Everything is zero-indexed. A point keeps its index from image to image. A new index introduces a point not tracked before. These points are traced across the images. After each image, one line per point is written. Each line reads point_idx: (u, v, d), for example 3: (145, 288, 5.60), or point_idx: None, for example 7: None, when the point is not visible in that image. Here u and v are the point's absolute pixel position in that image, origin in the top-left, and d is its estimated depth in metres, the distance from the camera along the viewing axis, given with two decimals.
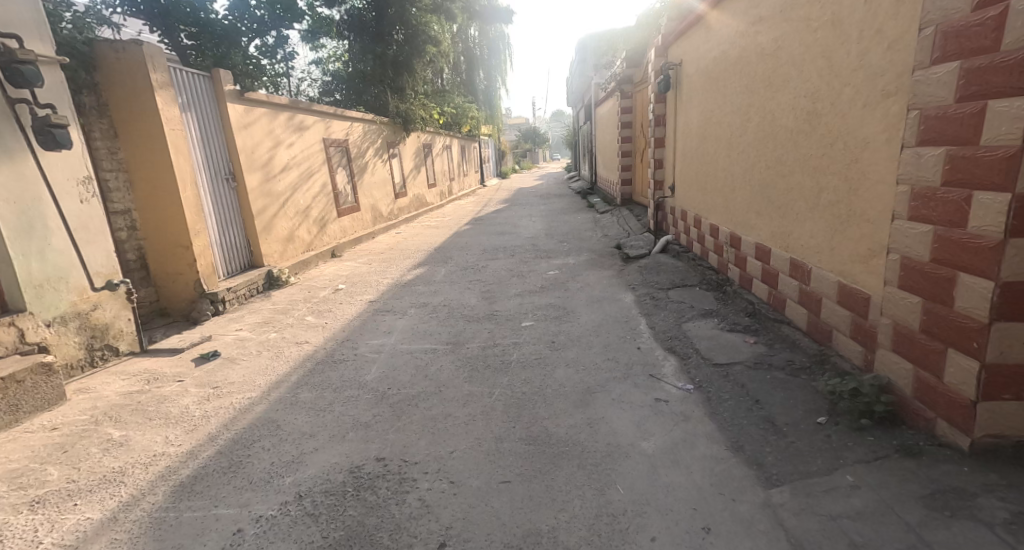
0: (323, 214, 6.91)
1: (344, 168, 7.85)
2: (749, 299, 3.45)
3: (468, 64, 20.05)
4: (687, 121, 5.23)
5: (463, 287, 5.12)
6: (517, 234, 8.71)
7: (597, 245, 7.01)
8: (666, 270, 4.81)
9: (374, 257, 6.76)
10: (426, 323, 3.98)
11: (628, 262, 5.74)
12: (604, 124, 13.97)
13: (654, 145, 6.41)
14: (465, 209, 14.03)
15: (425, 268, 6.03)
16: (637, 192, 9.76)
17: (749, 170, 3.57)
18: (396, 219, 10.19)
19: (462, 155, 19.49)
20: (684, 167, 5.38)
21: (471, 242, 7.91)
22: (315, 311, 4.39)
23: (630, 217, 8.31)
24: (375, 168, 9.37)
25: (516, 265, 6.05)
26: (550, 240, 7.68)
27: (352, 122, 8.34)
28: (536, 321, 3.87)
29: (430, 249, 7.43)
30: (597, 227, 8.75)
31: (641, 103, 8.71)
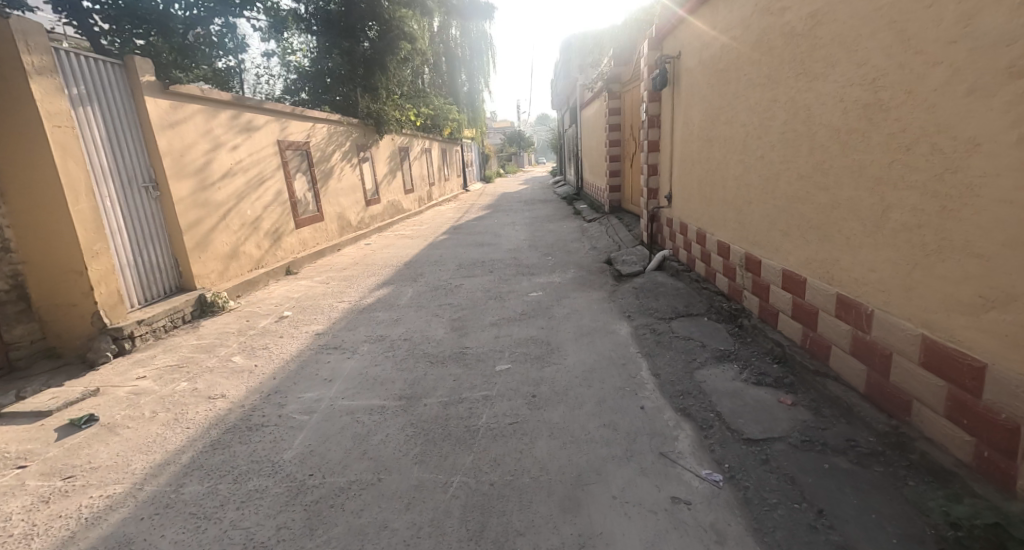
0: (277, 226, 6.15)
1: (303, 173, 7.09)
2: (774, 339, 2.80)
3: (448, 65, 19.43)
4: (687, 122, 4.57)
5: (430, 313, 4.41)
6: (497, 245, 8.03)
7: (583, 259, 6.34)
8: (666, 294, 4.15)
9: (335, 274, 6.01)
10: (378, 365, 3.27)
11: (620, 282, 5.07)
12: (590, 126, 13.40)
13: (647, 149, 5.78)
14: (444, 216, 13.31)
15: (390, 288, 5.31)
16: (626, 199, 9.15)
17: (772, 180, 2.90)
18: (367, 228, 9.44)
19: (442, 159, 18.79)
20: (684, 174, 4.73)
21: (447, 255, 7.20)
22: (248, 347, 3.65)
23: (620, 228, 7.67)
24: (342, 173, 8.61)
25: (494, 284, 5.36)
26: (533, 253, 7.00)
27: (314, 123, 7.59)
28: (513, 363, 3.18)
29: (400, 263, 6.70)
30: (584, 238, 8.09)
31: (631, 103, 8.10)
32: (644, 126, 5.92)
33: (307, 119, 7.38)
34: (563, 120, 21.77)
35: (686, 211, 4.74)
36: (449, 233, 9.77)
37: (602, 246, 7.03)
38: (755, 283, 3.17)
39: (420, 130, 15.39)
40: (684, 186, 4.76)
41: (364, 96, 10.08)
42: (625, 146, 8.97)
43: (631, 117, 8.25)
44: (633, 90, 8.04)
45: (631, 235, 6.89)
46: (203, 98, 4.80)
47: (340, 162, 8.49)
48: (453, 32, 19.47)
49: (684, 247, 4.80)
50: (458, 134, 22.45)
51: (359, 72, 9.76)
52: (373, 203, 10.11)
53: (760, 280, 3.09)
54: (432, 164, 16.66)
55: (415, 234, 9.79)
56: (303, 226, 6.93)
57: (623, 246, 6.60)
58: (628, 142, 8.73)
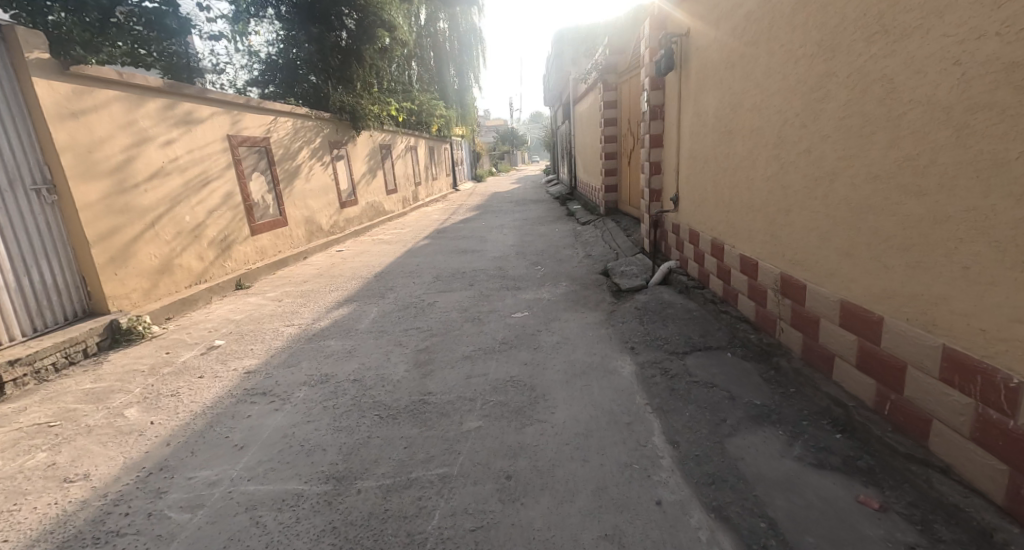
0: (226, 233, 5.43)
1: (261, 173, 6.34)
2: (828, 392, 2.11)
3: (436, 60, 18.85)
4: (699, 112, 3.86)
5: (391, 341, 3.69)
6: (481, 252, 7.34)
7: (576, 270, 5.63)
8: (676, 319, 3.45)
9: (292, 289, 5.27)
10: (313, 421, 2.55)
11: (619, 300, 4.37)
12: (584, 122, 12.76)
13: (649, 145, 5.08)
14: (429, 218, 12.57)
15: (352, 306, 4.61)
16: (624, 200, 8.49)
17: (821, 181, 2.21)
18: (341, 233, 8.74)
19: (429, 157, 18.06)
20: (694, 173, 4.04)
21: (424, 264, 6.47)
22: (155, 392, 2.91)
23: (617, 232, 6.96)
24: (310, 173, 7.86)
25: (472, 301, 4.67)
26: (520, 262, 6.29)
27: (274, 117, 6.84)
28: (485, 419, 2.48)
29: (370, 275, 5.95)
30: (576, 243, 7.39)
31: (628, 96, 7.43)
32: (645, 119, 5.22)
33: (267, 113, 6.64)
34: (556, 117, 21.09)
35: (697, 218, 4.04)
36: (431, 237, 9.04)
37: (596, 254, 6.33)
38: (794, 311, 2.48)
39: (404, 127, 14.66)
40: (695, 188, 4.05)
41: (339, 89, 9.37)
42: (622, 142, 8.28)
43: (629, 111, 7.56)
44: (630, 81, 7.34)
45: (629, 242, 6.19)
46: (121, 84, 4.05)
47: (307, 160, 7.75)
48: (440, 25, 18.78)
49: (694, 259, 4.11)
50: (446, 131, 21.81)
51: (333, 63, 9.07)
52: (348, 206, 9.37)
53: (802, 309, 2.40)
54: (417, 163, 15.93)
55: (393, 239, 9.05)
56: (261, 233, 6.19)
57: (620, 254, 5.90)
58: (625, 138, 8.03)
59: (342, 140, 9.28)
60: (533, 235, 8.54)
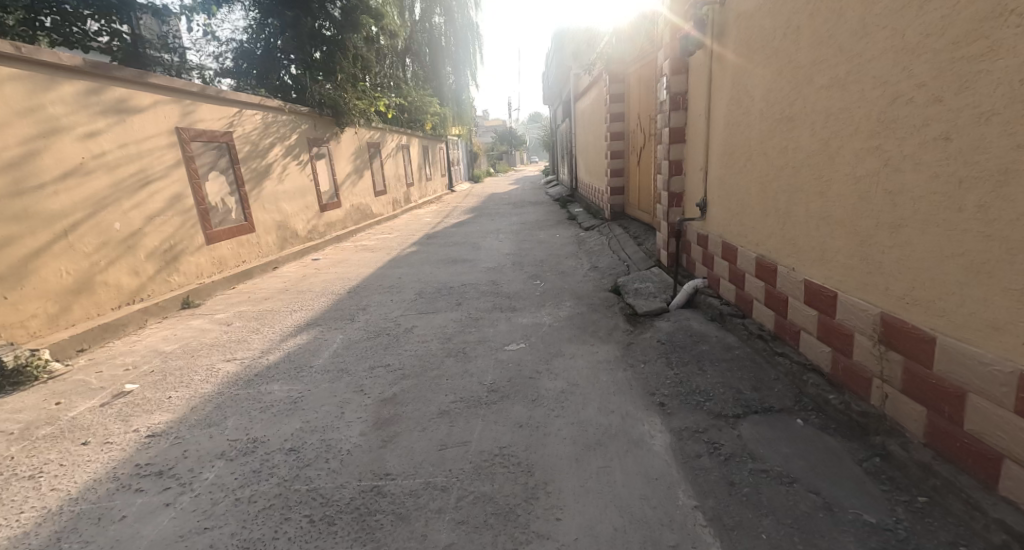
0: (173, 242, 4.67)
1: (221, 173, 5.57)
2: (1003, 522, 1.41)
3: (431, 55, 18.18)
4: (740, 97, 3.10)
5: (352, 387, 2.92)
6: (473, 261, 6.61)
7: (580, 286, 4.85)
8: (717, 362, 2.69)
9: (248, 309, 4.49)
10: (215, 526, 1.78)
11: (637, 328, 3.60)
12: (586, 119, 12.04)
13: (669, 140, 4.33)
14: (419, 222, 11.80)
15: (314, 332, 3.86)
16: (631, 203, 7.76)
17: (980, 182, 1.49)
18: (321, 238, 8.01)
19: (423, 157, 17.31)
20: (733, 174, 3.28)
21: (406, 277, 5.69)
22: (11, 470, 2.12)
23: (627, 241, 6.20)
24: (283, 173, 7.09)
25: (458, 326, 3.91)
26: (516, 276, 5.52)
27: (239, 109, 6.09)
28: (459, 532, 1.71)
29: (342, 291, 5.18)
30: (578, 253, 6.62)
31: (639, 87, 6.68)
32: (663, 110, 4.48)
33: (230, 104, 5.89)
34: (556, 116, 20.40)
35: (735, 229, 3.28)
36: (420, 244, 8.28)
37: (603, 266, 5.56)
38: (906, 374, 1.75)
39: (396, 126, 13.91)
40: (734, 190, 3.29)
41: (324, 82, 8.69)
42: (630, 139, 7.53)
43: (639, 105, 6.81)
44: (641, 69, 6.59)
45: (642, 252, 5.42)
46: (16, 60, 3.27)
47: (279, 159, 6.99)
48: (435, 19, 18.05)
49: (730, 280, 3.36)
50: (442, 130, 21.12)
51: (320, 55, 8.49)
52: (328, 209, 8.62)
53: (926, 374, 1.67)
54: (409, 163, 15.18)
55: (378, 245, 8.28)
56: (221, 241, 5.41)
57: (632, 268, 5.13)
58: (634, 135, 7.28)
59: (322, 138, 8.55)
60: (530, 242, 7.78)
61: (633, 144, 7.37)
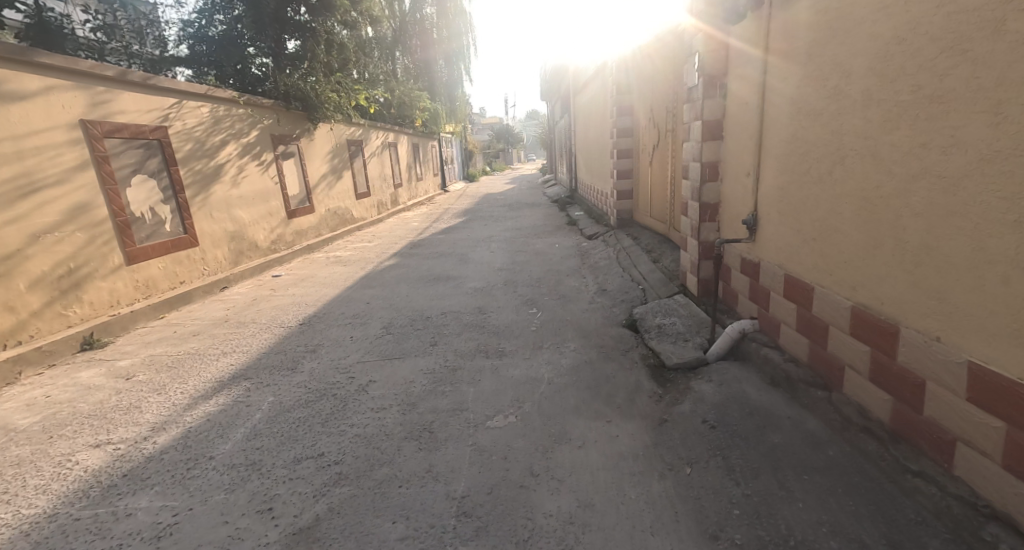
0: (77, 265, 3.75)
1: (150, 176, 4.64)
2: None
3: (421, 49, 17.40)
4: (820, 76, 2.19)
5: (261, 500, 1.98)
6: (458, 278, 5.73)
7: (586, 320, 3.93)
8: (813, 479, 1.78)
9: (164, 352, 3.54)
10: None
11: (669, 391, 2.68)
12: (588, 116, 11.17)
13: (702, 136, 3.42)
14: (404, 227, 10.87)
15: (237, 391, 2.93)
16: (640, 209, 6.88)
17: None
18: (286, 251, 7.12)
19: (411, 156, 16.36)
20: (803, 184, 2.38)
21: (375, 303, 4.76)
22: None
23: (639, 256, 5.28)
24: (238, 176, 6.16)
25: (427, 382, 3.01)
26: (505, 302, 4.60)
27: (181, 99, 5.17)
28: None
29: (294, 322, 4.24)
30: (580, 269, 5.69)
31: (655, 74, 5.77)
32: (693, 99, 3.58)
33: (166, 93, 4.97)
34: (553, 113, 19.54)
35: (805, 261, 2.37)
36: (400, 256, 7.36)
37: (612, 289, 4.65)
38: None
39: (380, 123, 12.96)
40: (801, 207, 2.38)
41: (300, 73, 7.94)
42: (640, 136, 6.62)
43: (653, 96, 5.91)
44: (655, 54, 5.70)
45: (659, 273, 4.51)
46: None
47: (232, 160, 6.06)
48: (426, 10, 17.26)
49: (800, 330, 2.43)
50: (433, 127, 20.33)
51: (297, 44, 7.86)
52: (296, 216, 7.70)
53: None
54: (395, 163, 14.23)
55: (352, 258, 7.34)
56: (148, 261, 4.47)
57: (648, 295, 4.22)
58: (645, 131, 6.37)
59: (289, 135, 7.67)
60: (522, 254, 6.87)
61: (644, 142, 6.46)
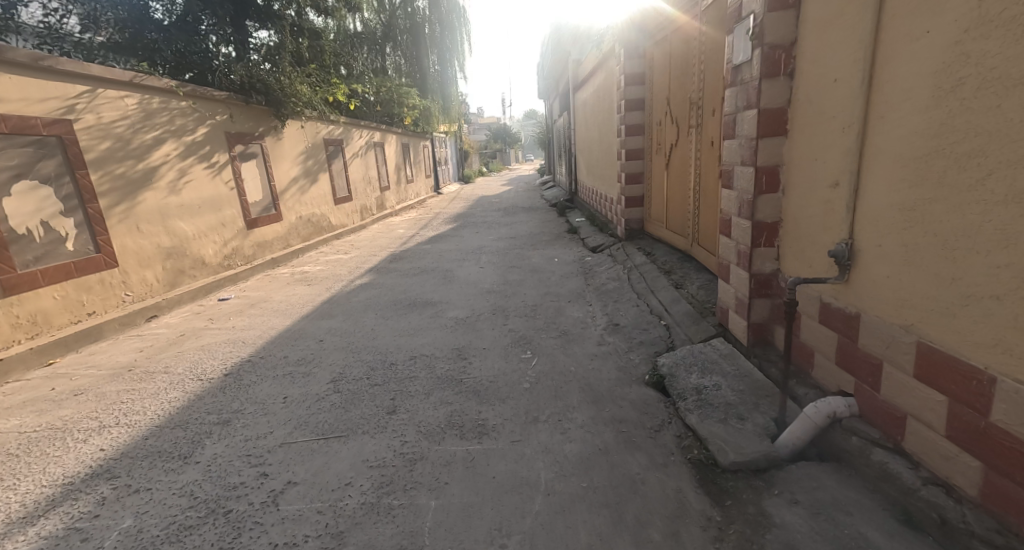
0: None
1: (43, 183, 3.74)
2: None
3: (412, 44, 16.65)
4: (1023, 16, 1.26)
5: None
6: (436, 303, 4.83)
7: (594, 375, 3.00)
8: None
9: (19, 427, 2.60)
10: None
11: (733, 523, 1.74)
12: (590, 113, 10.34)
13: (756, 130, 2.48)
14: (388, 236, 9.95)
15: (81, 508, 1.98)
16: (652, 218, 5.98)
17: None
18: (243, 267, 6.22)
19: (399, 157, 15.47)
20: (960, 203, 1.45)
21: (329, 343, 3.81)
22: None
23: (658, 281, 4.36)
24: (178, 182, 5.24)
25: (370, 489, 2.07)
26: (490, 343, 3.67)
27: (96, 88, 4.25)
28: None
29: (218, 372, 3.29)
30: (583, 294, 4.76)
31: (676, 57, 4.88)
32: (739, 81, 2.64)
33: (73, 79, 4.04)
34: (553, 111, 18.69)
35: (969, 331, 1.44)
36: (375, 273, 6.43)
37: (625, 326, 3.72)
38: None
39: (363, 122, 12.02)
40: (952, 238, 1.47)
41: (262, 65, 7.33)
42: (654, 135, 5.68)
43: (674, 87, 4.97)
44: (681, 36, 4.76)
45: (687, 308, 3.58)
46: None
47: (170, 162, 5.14)
48: (417, 3, 16.40)
49: (960, 442, 1.48)
50: (425, 126, 19.56)
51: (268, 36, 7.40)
52: (257, 226, 6.77)
53: None
54: (382, 164, 13.37)
55: (319, 275, 6.40)
56: (37, 290, 3.59)
57: (674, 339, 3.29)
58: (661, 130, 5.43)
59: (249, 133, 6.75)
60: (514, 273, 5.93)
61: (659, 142, 5.53)
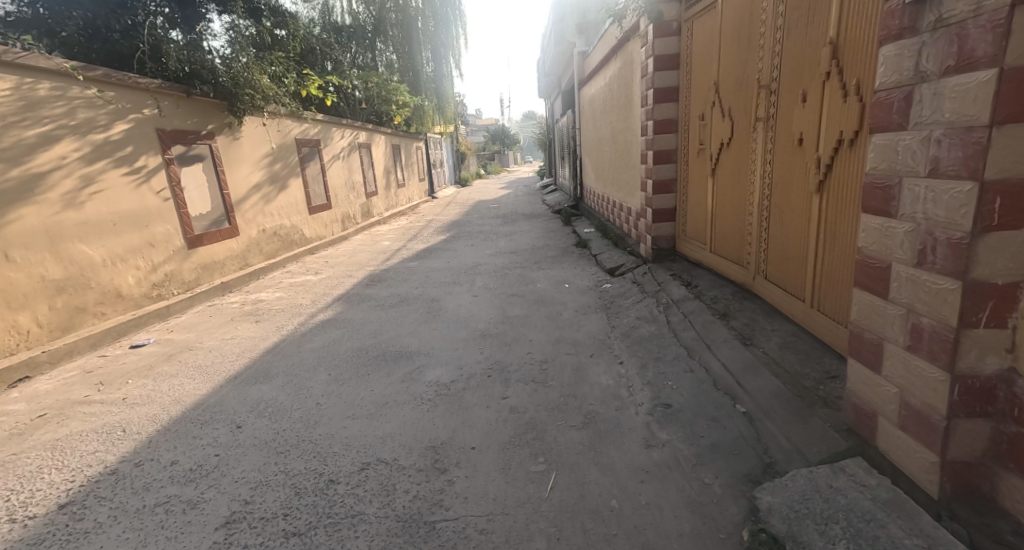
0: None
1: None
2: None
3: (402, 38, 15.61)
4: None
5: None
6: (411, 354, 3.69)
7: (649, 522, 1.84)
8: None
9: None
10: None
11: None
12: (599, 109, 9.25)
13: (987, 112, 1.30)
14: (370, 250, 8.81)
15: None
16: (688, 235, 4.85)
17: None
18: (180, 297, 5.06)
19: (387, 159, 14.37)
20: None
21: (249, 434, 2.62)
22: None
23: (715, 334, 3.19)
24: (83, 193, 4.08)
25: None
26: (481, 440, 2.49)
27: None
28: None
29: (52, 502, 2.09)
30: (606, 345, 3.59)
31: (731, 26, 3.72)
32: (933, 26, 1.45)
33: None
34: (554, 109, 17.61)
35: None
36: (343, 304, 5.27)
37: (680, 410, 2.55)
38: None
39: (344, 121, 10.85)
40: None
41: (213, 48, 6.16)
42: (693, 133, 4.53)
43: (727, 70, 3.81)
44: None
45: (776, 388, 2.41)
46: None
47: (68, 166, 3.97)
48: None
49: None
50: (418, 126, 18.48)
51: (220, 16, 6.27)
52: (201, 245, 5.60)
53: None
54: (366, 168, 12.27)
55: (274, 306, 5.24)
56: None
57: (769, 445, 2.12)
58: (704, 126, 4.26)
59: (194, 131, 5.58)
60: (512, 307, 4.76)
61: (699, 142, 4.37)
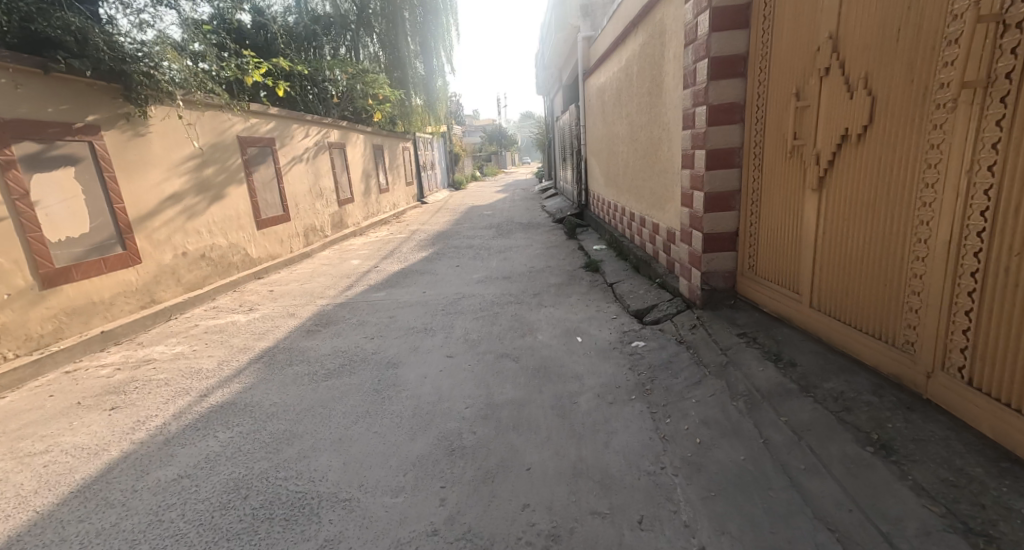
0: None
1: None
2: None
3: (385, 28, 14.14)
4: None
5: None
6: (317, 502, 2.15)
7: None
8: None
9: None
10: None
11: None
12: (611, 101, 7.75)
13: None
14: (332, 275, 7.29)
15: None
16: (761, 272, 3.33)
17: None
18: (16, 364, 3.56)
19: (367, 162, 12.85)
20: None
21: None
22: None
23: (892, 505, 1.65)
24: None
25: None
26: None
27: None
28: None
29: None
30: (663, 494, 2.04)
31: None
32: None
33: None
34: (554, 106, 16.10)
35: None
36: (260, 370, 3.71)
37: None
38: None
39: (308, 117, 9.30)
40: None
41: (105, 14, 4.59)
42: (779, 122, 2.97)
43: (861, 13, 2.27)
44: None
45: None
46: None
47: None
48: None
49: None
50: (405, 126, 17.01)
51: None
52: (69, 282, 4.05)
53: None
54: (338, 173, 10.75)
55: (161, 373, 3.68)
56: None
57: None
58: (803, 110, 2.71)
59: (55, 124, 4.04)
60: (498, 388, 3.20)
61: (791, 136, 2.81)
